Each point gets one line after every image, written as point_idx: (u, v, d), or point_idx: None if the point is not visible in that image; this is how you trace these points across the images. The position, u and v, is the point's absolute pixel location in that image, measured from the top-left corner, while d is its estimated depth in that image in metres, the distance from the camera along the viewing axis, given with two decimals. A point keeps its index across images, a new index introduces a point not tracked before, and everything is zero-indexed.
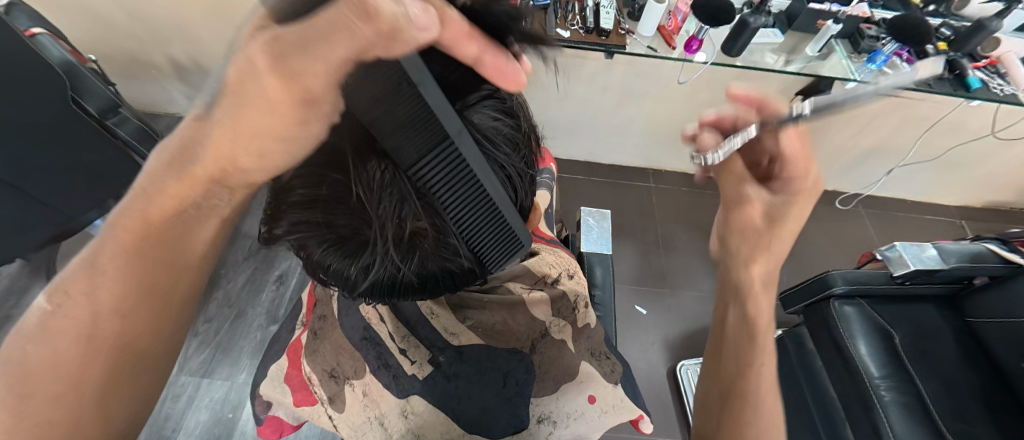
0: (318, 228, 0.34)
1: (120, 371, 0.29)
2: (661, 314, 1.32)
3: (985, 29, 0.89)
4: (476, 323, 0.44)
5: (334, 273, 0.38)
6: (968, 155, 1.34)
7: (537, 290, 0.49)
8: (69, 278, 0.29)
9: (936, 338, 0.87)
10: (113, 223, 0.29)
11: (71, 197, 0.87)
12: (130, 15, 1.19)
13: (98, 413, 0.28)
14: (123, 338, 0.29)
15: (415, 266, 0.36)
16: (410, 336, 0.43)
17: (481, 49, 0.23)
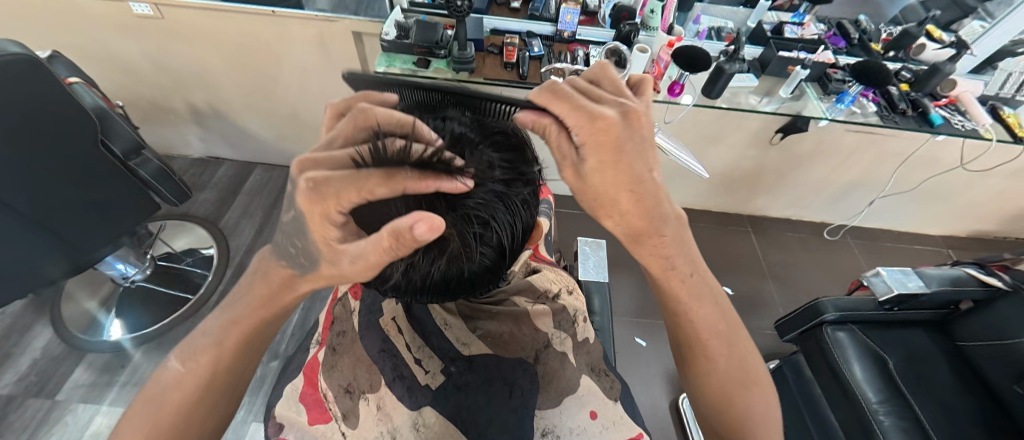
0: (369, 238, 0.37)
1: (200, 401, 0.39)
2: (661, 346, 1.32)
3: (940, 72, 0.99)
4: (485, 333, 0.50)
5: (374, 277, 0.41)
6: (944, 187, 1.42)
7: (539, 304, 0.54)
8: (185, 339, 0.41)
9: (929, 362, 0.89)
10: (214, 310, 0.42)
11: (89, 233, 0.91)
12: (157, 66, 1.29)
13: (181, 429, 0.38)
14: (205, 377, 0.39)
15: (442, 267, 0.39)
16: (425, 347, 0.49)
17: (414, 170, 0.30)
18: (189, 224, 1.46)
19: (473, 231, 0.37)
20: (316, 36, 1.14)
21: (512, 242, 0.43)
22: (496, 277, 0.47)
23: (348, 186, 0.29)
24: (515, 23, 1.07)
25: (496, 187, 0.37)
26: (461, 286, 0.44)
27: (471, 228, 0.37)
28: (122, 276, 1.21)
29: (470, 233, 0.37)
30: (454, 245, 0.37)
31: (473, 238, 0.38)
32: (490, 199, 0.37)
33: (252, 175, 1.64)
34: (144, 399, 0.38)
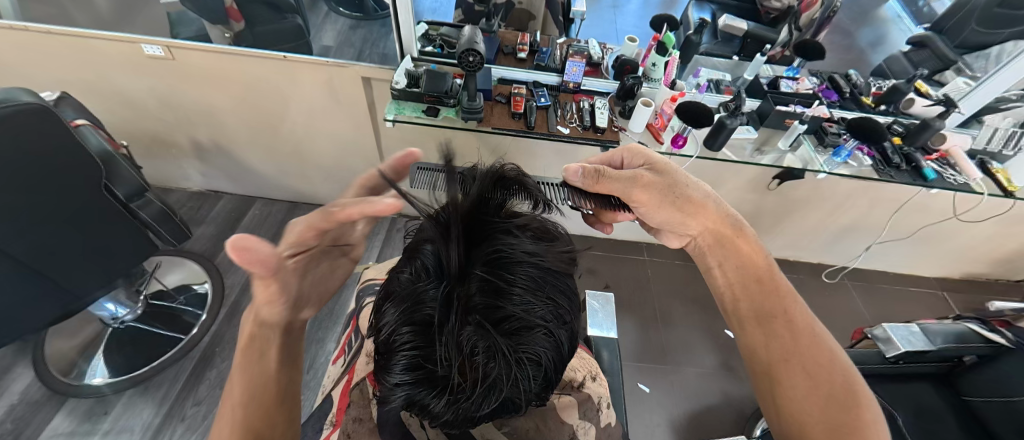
0: (422, 369, 0.35)
1: None
2: (665, 392, 1.29)
3: (930, 128, 1.02)
4: (512, 429, 0.46)
5: (417, 407, 0.39)
6: (938, 233, 1.45)
7: (566, 394, 0.52)
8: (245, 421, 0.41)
9: (937, 419, 0.88)
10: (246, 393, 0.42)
11: (83, 275, 0.88)
12: (163, 103, 1.30)
13: None
14: None
15: (493, 403, 0.37)
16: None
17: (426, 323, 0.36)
18: (183, 259, 1.43)
19: (525, 370, 0.37)
20: (326, 80, 1.16)
21: (557, 372, 0.41)
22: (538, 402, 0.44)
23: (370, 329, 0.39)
24: (521, 73, 1.10)
25: (547, 322, 0.37)
26: (509, 412, 0.43)
27: (523, 367, 0.36)
28: (112, 317, 1.22)
29: (522, 373, 0.36)
30: (506, 388, 0.36)
31: (524, 378, 0.37)
32: (548, 337, 0.37)
33: (251, 210, 1.63)
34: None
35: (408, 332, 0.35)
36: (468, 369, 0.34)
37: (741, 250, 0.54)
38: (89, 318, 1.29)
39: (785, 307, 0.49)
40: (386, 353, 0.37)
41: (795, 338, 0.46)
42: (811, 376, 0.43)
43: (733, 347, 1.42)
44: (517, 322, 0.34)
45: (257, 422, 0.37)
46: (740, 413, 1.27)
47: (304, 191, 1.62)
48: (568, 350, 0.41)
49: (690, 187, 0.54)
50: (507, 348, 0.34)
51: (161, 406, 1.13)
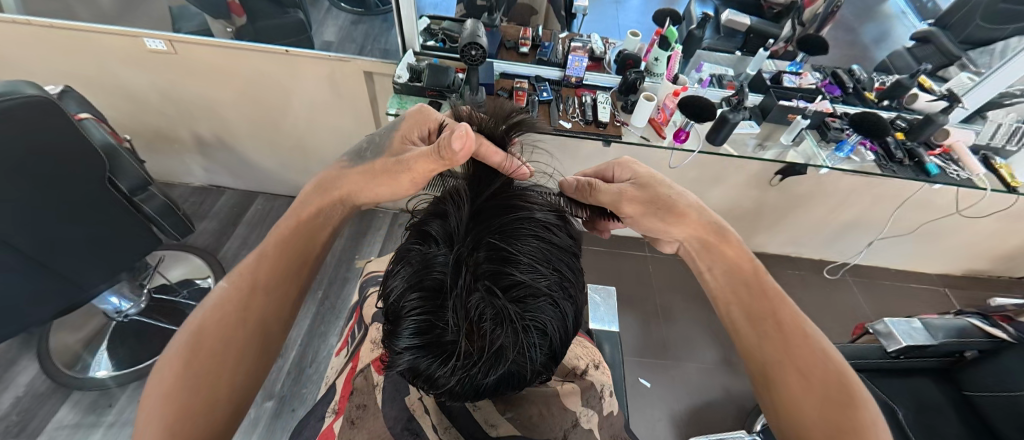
0: (429, 336, 0.35)
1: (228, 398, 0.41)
2: (665, 387, 1.30)
3: (934, 123, 1.01)
4: (515, 415, 0.46)
5: (423, 378, 0.39)
6: (940, 229, 1.44)
7: (568, 382, 0.53)
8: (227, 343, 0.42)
9: (937, 413, 0.88)
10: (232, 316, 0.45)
11: (88, 269, 0.89)
12: (165, 97, 1.30)
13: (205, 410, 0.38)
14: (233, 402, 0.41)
15: (499, 372, 0.37)
16: (451, 428, 0.44)
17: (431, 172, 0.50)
18: (186, 254, 1.43)
19: (533, 340, 0.37)
20: (328, 75, 1.16)
21: (563, 345, 0.42)
22: (541, 378, 0.44)
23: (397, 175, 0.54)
24: (523, 68, 1.10)
25: (554, 291, 0.37)
26: (514, 387, 0.43)
27: (530, 336, 0.36)
28: (115, 311, 1.19)
29: (528, 342, 0.36)
30: (513, 356, 0.36)
31: (531, 349, 0.37)
32: (554, 307, 0.37)
33: (253, 205, 1.63)
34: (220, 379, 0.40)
35: (416, 297, 0.35)
36: (476, 334, 0.34)
37: (734, 259, 0.53)
38: (93, 311, 1.30)
39: (775, 313, 0.47)
40: (395, 320, 0.37)
41: (787, 347, 0.44)
42: (803, 384, 0.42)
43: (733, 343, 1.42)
44: (523, 289, 0.35)
45: (228, 328, 0.42)
46: (740, 408, 1.27)
47: (306, 186, 1.62)
48: (573, 325, 0.41)
49: (675, 196, 0.55)
50: (515, 315, 0.34)
51: None
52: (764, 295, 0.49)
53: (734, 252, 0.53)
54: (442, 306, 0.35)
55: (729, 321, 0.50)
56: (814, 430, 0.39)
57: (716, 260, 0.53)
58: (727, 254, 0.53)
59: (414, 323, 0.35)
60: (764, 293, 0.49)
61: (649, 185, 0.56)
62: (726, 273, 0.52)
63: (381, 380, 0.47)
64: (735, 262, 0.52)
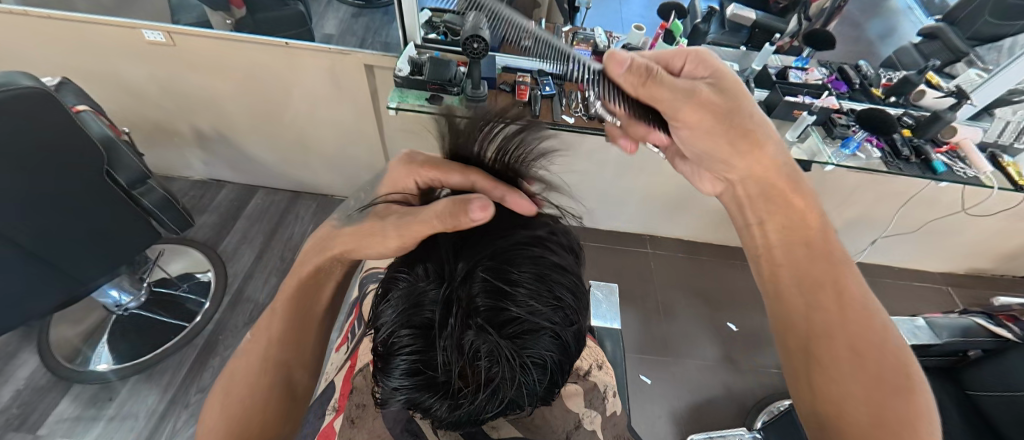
0: (422, 373, 0.34)
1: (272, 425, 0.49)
2: (666, 384, 1.30)
3: (941, 119, 1.01)
4: (516, 416, 0.45)
5: (419, 407, 0.38)
6: (945, 227, 1.43)
7: (575, 383, 0.53)
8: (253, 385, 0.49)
9: (941, 413, 0.87)
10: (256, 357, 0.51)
11: (87, 263, 0.88)
12: (163, 89, 1.29)
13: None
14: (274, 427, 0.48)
15: (496, 405, 0.36)
16: (450, 429, 0.42)
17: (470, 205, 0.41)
18: (186, 248, 1.43)
19: (532, 374, 0.36)
20: (327, 67, 1.15)
21: (564, 370, 0.40)
22: (544, 399, 0.43)
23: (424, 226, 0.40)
24: (525, 61, 1.08)
25: (554, 321, 0.35)
26: (515, 412, 0.42)
27: (529, 371, 0.35)
28: (115, 304, 1.21)
29: (527, 377, 0.35)
30: (510, 392, 0.35)
31: (530, 382, 0.36)
32: (553, 339, 0.36)
33: (253, 199, 1.62)
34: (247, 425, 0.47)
35: (407, 334, 0.34)
36: (471, 373, 0.33)
37: (800, 208, 0.46)
38: (93, 305, 1.29)
39: (833, 284, 0.41)
40: (385, 355, 0.36)
41: (838, 320, 0.39)
42: (854, 361, 0.36)
43: (734, 340, 1.42)
44: (519, 325, 0.33)
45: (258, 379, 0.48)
46: (741, 405, 1.27)
47: (306, 180, 1.61)
48: (575, 349, 0.40)
49: (750, 121, 0.46)
50: (511, 353, 0.33)
51: (165, 393, 1.14)
52: (823, 260, 0.43)
53: (801, 201, 0.46)
54: (434, 345, 0.33)
55: (773, 271, 0.46)
56: (854, 416, 0.34)
57: (774, 208, 0.47)
58: (792, 202, 0.47)
59: (406, 362, 0.34)
60: (824, 259, 0.43)
61: (734, 95, 0.45)
62: (785, 223, 0.46)
63: None
64: (798, 212, 0.46)
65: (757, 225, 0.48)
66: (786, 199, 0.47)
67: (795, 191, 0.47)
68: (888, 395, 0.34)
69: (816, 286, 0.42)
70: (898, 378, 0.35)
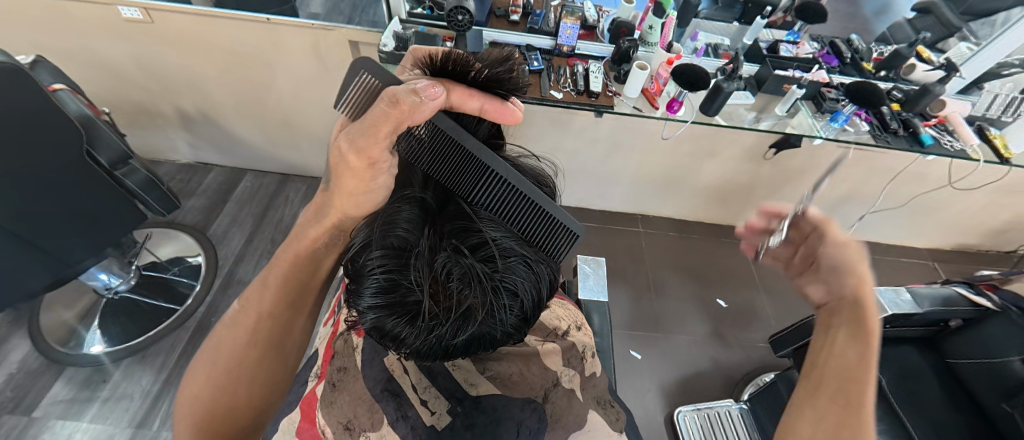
0: (393, 294, 0.35)
1: (265, 368, 0.45)
2: (656, 359, 1.32)
3: (931, 93, 1.00)
4: (495, 374, 0.47)
5: (389, 338, 0.39)
6: (932, 202, 1.45)
7: (550, 342, 0.54)
8: (246, 309, 0.45)
9: (919, 379, 0.90)
10: (263, 279, 0.46)
11: (72, 245, 0.87)
12: (144, 69, 1.25)
13: (235, 408, 0.43)
14: (269, 373, 0.46)
15: (467, 333, 0.37)
16: (431, 387, 0.45)
17: (483, 102, 0.38)
18: (175, 232, 1.42)
19: (505, 302, 0.37)
20: (312, 44, 1.12)
21: (535, 308, 0.42)
22: (515, 337, 0.44)
23: (391, 106, 0.33)
24: (514, 36, 1.06)
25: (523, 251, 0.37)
26: (482, 349, 0.43)
27: (503, 298, 0.37)
28: (106, 287, 1.19)
29: (499, 304, 0.37)
30: (484, 317, 0.36)
31: (504, 311, 0.38)
32: (523, 271, 0.37)
33: (242, 182, 1.61)
34: (235, 365, 0.43)
35: (379, 254, 0.35)
36: (442, 292, 0.34)
37: None
38: (83, 289, 1.29)
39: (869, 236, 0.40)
40: (357, 279, 0.37)
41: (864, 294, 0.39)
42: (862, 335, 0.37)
43: (723, 316, 1.44)
44: (491, 248, 0.35)
45: (267, 318, 0.45)
46: (727, 378, 1.30)
47: (295, 162, 1.59)
48: (547, 288, 0.42)
49: None
50: (484, 273, 0.35)
51: (160, 374, 1.14)
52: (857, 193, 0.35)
53: None
54: (407, 264, 0.34)
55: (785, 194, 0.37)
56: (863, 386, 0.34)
57: None
58: None
59: (379, 280, 0.35)
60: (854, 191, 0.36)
61: None
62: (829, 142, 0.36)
63: (361, 343, 0.48)
64: None
65: None
66: None
67: None
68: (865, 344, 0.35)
69: None
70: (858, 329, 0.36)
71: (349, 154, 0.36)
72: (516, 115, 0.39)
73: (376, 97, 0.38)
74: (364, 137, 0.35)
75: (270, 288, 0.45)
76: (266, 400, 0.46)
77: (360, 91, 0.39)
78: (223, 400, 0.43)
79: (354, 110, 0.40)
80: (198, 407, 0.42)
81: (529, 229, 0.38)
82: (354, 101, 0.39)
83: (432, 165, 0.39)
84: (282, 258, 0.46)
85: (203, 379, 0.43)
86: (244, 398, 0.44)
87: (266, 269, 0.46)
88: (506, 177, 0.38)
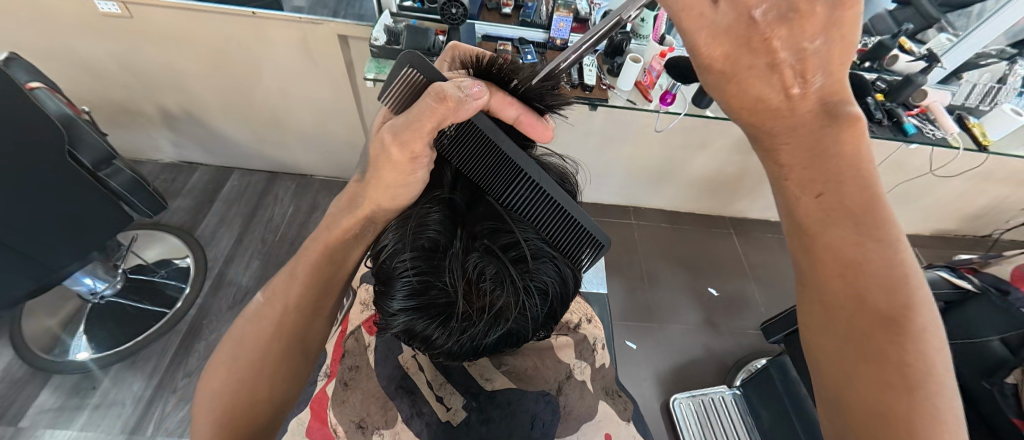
0: (427, 296, 0.38)
1: (286, 360, 0.43)
2: (651, 348, 1.34)
3: (912, 83, 1.03)
4: (510, 368, 0.48)
5: (420, 338, 0.42)
6: (913, 190, 1.50)
7: (563, 335, 0.55)
8: (273, 299, 0.43)
9: None
10: (290, 271, 0.44)
11: (56, 250, 0.84)
12: (123, 67, 1.20)
13: (256, 402, 0.40)
14: (291, 367, 0.43)
15: (498, 329, 0.41)
16: (446, 383, 0.47)
17: (520, 112, 0.41)
18: (162, 233, 1.38)
19: (533, 299, 0.41)
20: (300, 39, 1.09)
21: (560, 305, 0.45)
22: (543, 330, 0.47)
23: (441, 104, 0.33)
24: (506, 29, 1.05)
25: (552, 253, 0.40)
26: (510, 346, 0.46)
27: (531, 296, 0.41)
28: (91, 292, 1.15)
29: (527, 301, 0.40)
30: (513, 316, 0.40)
31: (531, 307, 0.41)
32: (552, 271, 0.41)
33: (230, 181, 1.57)
34: (259, 357, 0.41)
35: (410, 258, 0.38)
36: (474, 291, 0.38)
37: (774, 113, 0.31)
38: (67, 294, 1.25)
39: (852, 171, 0.29)
40: (388, 281, 0.40)
41: (879, 257, 0.27)
42: (893, 328, 0.26)
43: (715, 305, 1.47)
44: (521, 249, 0.39)
45: (293, 310, 0.43)
46: (721, 364, 1.33)
47: (283, 160, 1.56)
48: (574, 287, 0.44)
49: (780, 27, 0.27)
50: (513, 274, 0.38)
51: (151, 379, 1.12)
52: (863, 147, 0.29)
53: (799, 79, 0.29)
54: (440, 266, 0.38)
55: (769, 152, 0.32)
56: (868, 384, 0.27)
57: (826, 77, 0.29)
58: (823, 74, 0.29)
59: (413, 282, 0.38)
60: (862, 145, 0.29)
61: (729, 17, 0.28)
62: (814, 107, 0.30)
63: (372, 342, 0.51)
64: (783, 108, 0.30)
65: (785, 97, 0.30)
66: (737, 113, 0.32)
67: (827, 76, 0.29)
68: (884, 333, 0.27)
69: (833, 172, 0.29)
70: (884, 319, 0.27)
71: (390, 146, 0.36)
72: (547, 132, 0.42)
73: (419, 93, 0.38)
74: (408, 130, 0.35)
75: (298, 280, 0.44)
76: (284, 394, 0.42)
77: (404, 84, 0.38)
78: (244, 394, 0.40)
79: (395, 102, 0.39)
80: (217, 403, 0.38)
81: (559, 235, 0.39)
82: (396, 93, 0.39)
83: (469, 161, 0.40)
84: (310, 249, 0.45)
85: (223, 372, 0.40)
86: (266, 393, 0.41)
87: (290, 263, 0.45)
88: (540, 182, 0.38)
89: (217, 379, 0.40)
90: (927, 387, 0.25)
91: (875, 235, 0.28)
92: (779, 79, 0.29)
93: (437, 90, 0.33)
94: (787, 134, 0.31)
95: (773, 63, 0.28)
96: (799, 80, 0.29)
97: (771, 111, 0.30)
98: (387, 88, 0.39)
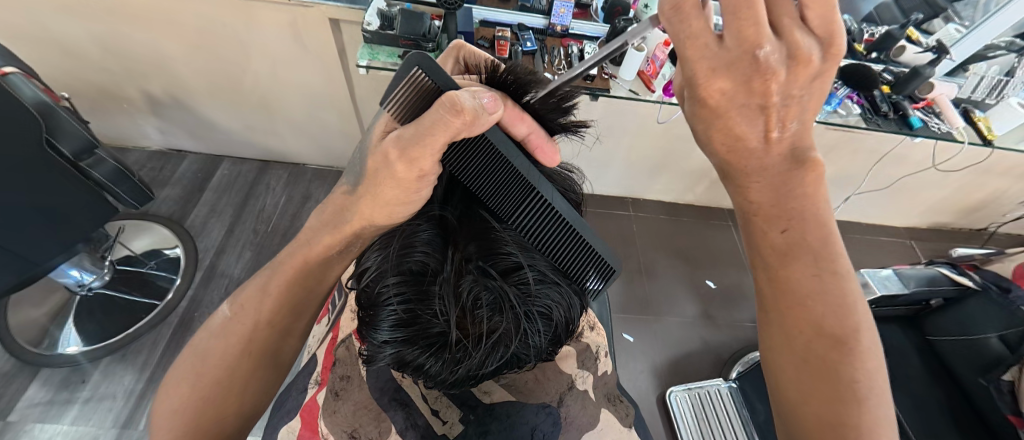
0: (416, 325, 0.36)
1: (257, 375, 0.42)
2: (648, 341, 1.34)
3: (920, 75, 0.99)
4: (509, 381, 0.47)
5: (411, 367, 0.40)
6: (914, 183, 1.49)
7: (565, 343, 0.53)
8: (241, 312, 0.42)
9: (898, 356, 0.94)
10: (261, 285, 0.43)
11: (39, 242, 0.81)
12: (105, 50, 1.15)
13: (224, 414, 0.40)
14: (264, 383, 0.43)
15: (496, 359, 0.39)
16: (442, 397, 0.46)
17: (531, 129, 0.40)
18: (150, 224, 1.35)
19: (534, 324, 0.39)
20: (290, 23, 1.04)
21: (564, 330, 0.44)
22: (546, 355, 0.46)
23: (457, 118, 0.30)
24: (506, 15, 1.01)
25: (556, 277, 0.39)
26: (510, 370, 0.44)
27: (533, 322, 0.39)
28: (78, 284, 1.13)
29: (528, 327, 0.39)
30: (513, 342, 0.38)
31: (533, 333, 0.40)
32: (554, 296, 0.39)
33: (219, 170, 1.53)
34: (228, 372, 0.40)
35: (395, 284, 0.36)
36: (469, 320, 0.36)
37: (750, 153, 0.34)
38: (53, 286, 1.22)
39: (821, 236, 0.34)
40: (372, 308, 0.38)
41: (835, 292, 0.33)
42: (844, 348, 0.32)
43: (713, 298, 1.47)
44: (523, 274, 0.37)
45: (268, 323, 0.42)
46: (717, 357, 1.34)
47: (276, 149, 1.52)
48: (579, 310, 0.43)
49: (772, 71, 0.30)
50: (512, 301, 0.36)
51: (142, 372, 1.10)
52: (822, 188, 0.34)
53: (777, 118, 0.32)
54: (429, 295, 0.36)
55: (739, 188, 0.36)
56: (809, 394, 0.32)
57: (803, 125, 0.33)
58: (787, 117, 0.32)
59: (399, 310, 0.36)
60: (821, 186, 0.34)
61: (681, 36, 0.31)
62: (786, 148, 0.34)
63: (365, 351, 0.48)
64: (759, 151, 0.34)
65: (764, 141, 0.33)
66: (716, 150, 0.35)
67: (803, 133, 0.34)
68: (837, 352, 0.32)
69: (794, 209, 0.34)
70: (830, 349, 0.32)
71: (397, 162, 0.34)
72: (554, 154, 0.42)
73: (429, 98, 0.35)
74: (417, 145, 0.32)
75: (273, 298, 0.42)
76: (252, 406, 0.42)
77: (411, 88, 0.34)
78: (208, 410, 0.39)
79: (396, 107, 0.36)
80: (179, 421, 0.38)
81: (569, 259, 0.39)
82: (401, 99, 0.35)
83: (477, 179, 0.38)
84: (287, 265, 0.43)
85: (192, 384, 0.39)
86: (234, 407, 0.41)
87: (266, 275, 0.44)
88: (551, 200, 0.37)
89: (184, 398, 0.39)
90: (872, 405, 0.31)
91: (831, 264, 0.33)
92: (763, 119, 0.32)
93: (451, 101, 0.30)
94: (758, 172, 0.34)
95: (764, 103, 0.31)
96: (779, 125, 0.33)
97: (748, 150, 0.33)
98: (389, 92, 0.35)
